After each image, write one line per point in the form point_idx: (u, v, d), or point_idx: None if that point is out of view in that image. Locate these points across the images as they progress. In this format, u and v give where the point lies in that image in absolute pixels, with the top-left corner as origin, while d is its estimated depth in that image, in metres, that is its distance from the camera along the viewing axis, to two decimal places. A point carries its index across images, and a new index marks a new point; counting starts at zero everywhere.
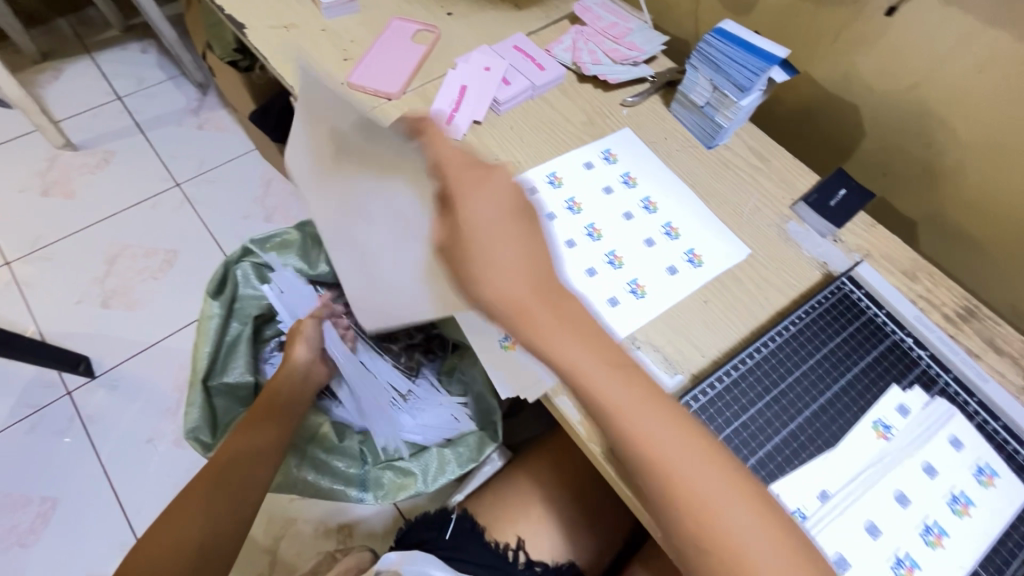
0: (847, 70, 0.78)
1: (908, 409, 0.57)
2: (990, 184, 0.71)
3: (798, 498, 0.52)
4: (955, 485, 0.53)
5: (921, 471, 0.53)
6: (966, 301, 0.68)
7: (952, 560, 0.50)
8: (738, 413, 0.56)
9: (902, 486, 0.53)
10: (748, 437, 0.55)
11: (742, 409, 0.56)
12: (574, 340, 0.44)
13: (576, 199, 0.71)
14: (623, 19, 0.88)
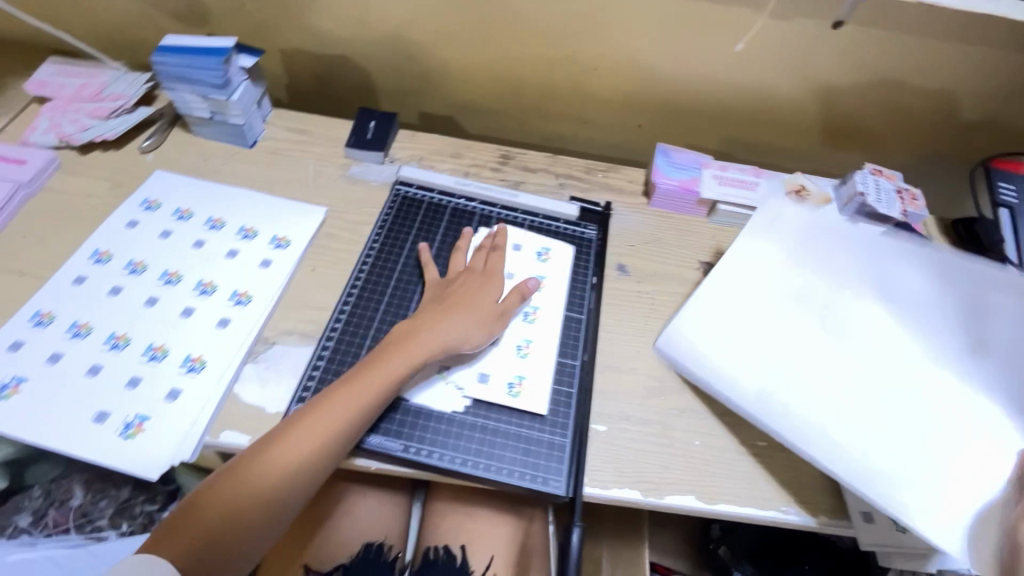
0: (316, 32, 0.88)
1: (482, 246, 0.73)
2: (461, 66, 0.90)
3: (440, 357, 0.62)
4: (534, 270, 0.71)
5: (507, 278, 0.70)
6: (498, 151, 0.87)
7: (553, 317, 0.67)
8: (367, 331, 0.64)
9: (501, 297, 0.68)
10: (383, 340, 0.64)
11: (368, 326, 0.65)
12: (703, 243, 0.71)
13: (135, 259, 0.67)
14: (94, 76, 0.83)
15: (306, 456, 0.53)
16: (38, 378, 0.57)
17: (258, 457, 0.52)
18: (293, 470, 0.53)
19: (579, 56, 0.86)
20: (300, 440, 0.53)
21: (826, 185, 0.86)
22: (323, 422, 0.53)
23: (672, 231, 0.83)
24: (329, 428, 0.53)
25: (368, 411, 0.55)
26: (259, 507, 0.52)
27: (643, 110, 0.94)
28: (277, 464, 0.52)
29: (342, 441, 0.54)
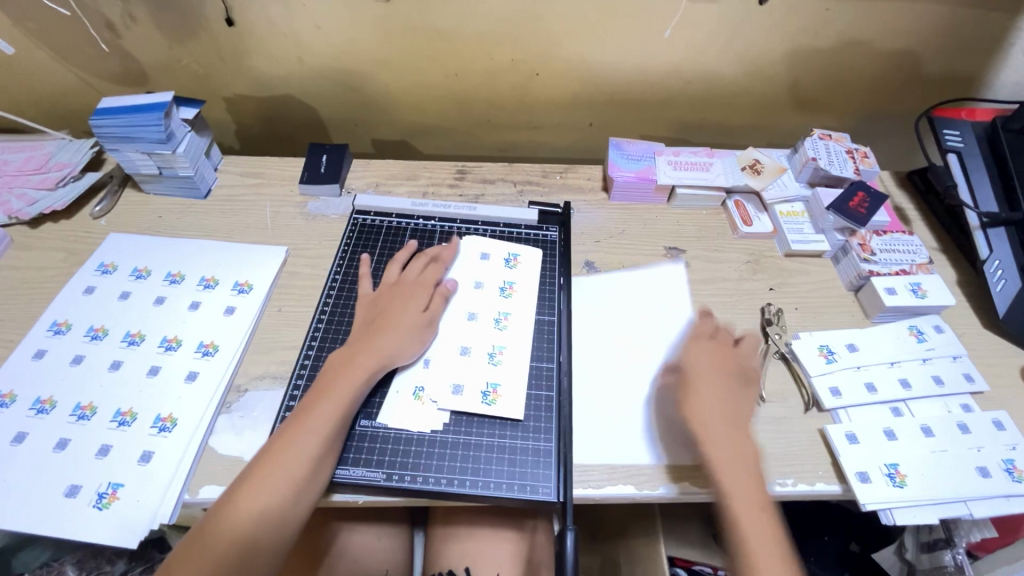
0: (256, 76, 0.88)
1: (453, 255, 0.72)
2: (405, 89, 0.91)
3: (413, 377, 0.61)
4: (500, 277, 0.71)
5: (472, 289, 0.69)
6: (453, 167, 0.88)
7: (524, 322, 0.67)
8: None
9: (469, 307, 0.67)
10: None
11: None
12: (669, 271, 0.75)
13: (95, 325, 0.66)
14: (38, 149, 0.83)
15: (277, 489, 0.50)
16: (4, 461, 0.56)
17: (228, 502, 0.50)
18: (267, 509, 0.50)
19: (519, 64, 0.87)
20: (267, 472, 0.51)
21: (779, 156, 0.87)
22: (288, 451, 0.52)
23: (636, 222, 0.83)
24: (295, 457, 0.52)
25: (331, 432, 0.54)
26: (236, 554, 0.49)
27: (591, 108, 0.95)
28: (247, 502, 0.50)
29: (309, 469, 0.52)
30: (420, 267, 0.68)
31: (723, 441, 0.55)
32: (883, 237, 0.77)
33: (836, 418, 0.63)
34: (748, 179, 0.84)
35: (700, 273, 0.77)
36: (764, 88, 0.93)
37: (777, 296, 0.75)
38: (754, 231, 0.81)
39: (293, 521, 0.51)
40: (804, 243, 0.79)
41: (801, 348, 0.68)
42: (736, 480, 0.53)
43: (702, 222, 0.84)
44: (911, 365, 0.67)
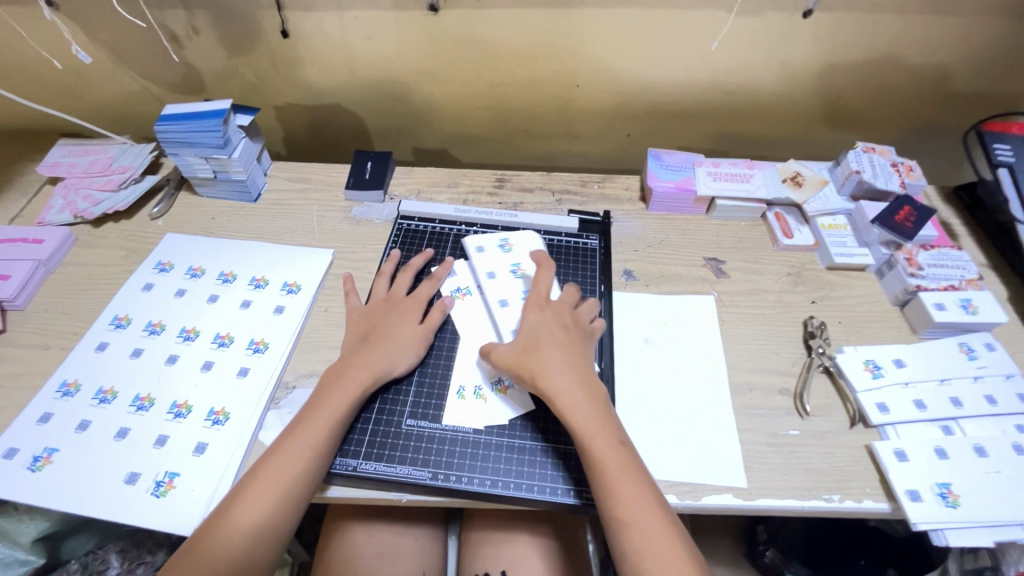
0: (306, 86, 0.92)
1: (481, 246, 0.74)
2: (447, 99, 0.94)
3: (462, 377, 0.63)
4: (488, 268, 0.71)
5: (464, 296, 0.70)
6: (493, 176, 0.89)
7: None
8: None
9: (498, 294, 0.68)
10: None
11: None
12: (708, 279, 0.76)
13: (153, 320, 0.69)
14: (102, 152, 0.87)
15: (275, 494, 0.51)
16: (69, 447, 0.58)
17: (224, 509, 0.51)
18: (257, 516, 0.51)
19: (559, 76, 0.89)
20: (265, 478, 0.52)
21: (821, 168, 0.87)
22: (286, 457, 0.53)
23: (674, 232, 0.83)
24: (290, 459, 0.53)
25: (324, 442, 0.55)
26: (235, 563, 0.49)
27: (630, 119, 0.96)
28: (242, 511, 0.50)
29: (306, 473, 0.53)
30: (409, 279, 0.70)
31: (603, 445, 0.53)
32: (930, 252, 0.75)
33: (883, 434, 0.62)
34: (790, 192, 0.83)
35: (740, 284, 0.77)
36: (805, 101, 0.93)
37: (820, 309, 0.74)
38: (796, 243, 0.80)
39: (283, 532, 0.51)
40: (847, 257, 0.78)
41: (846, 362, 0.67)
42: (623, 482, 0.51)
43: (742, 233, 0.84)
44: (964, 383, 0.65)
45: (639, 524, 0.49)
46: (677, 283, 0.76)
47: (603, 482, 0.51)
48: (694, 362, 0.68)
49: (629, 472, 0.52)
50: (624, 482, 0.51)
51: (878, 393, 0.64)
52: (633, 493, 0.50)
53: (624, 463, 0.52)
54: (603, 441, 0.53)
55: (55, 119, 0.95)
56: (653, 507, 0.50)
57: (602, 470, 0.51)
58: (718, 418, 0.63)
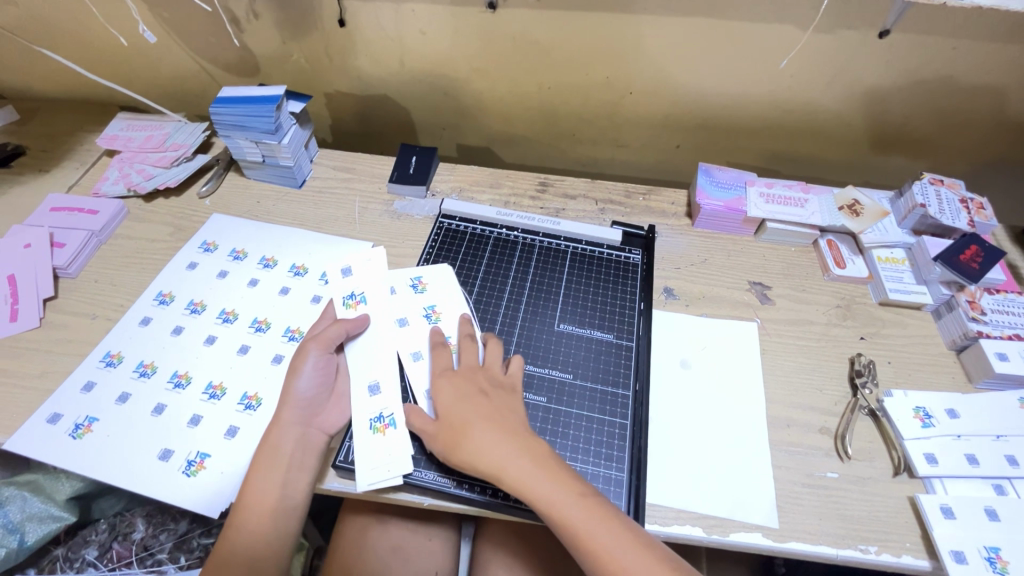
0: (359, 76, 0.92)
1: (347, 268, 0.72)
2: (497, 98, 0.92)
3: (366, 414, 0.59)
4: (378, 301, 0.68)
5: (357, 305, 0.68)
6: (536, 179, 0.88)
7: (596, 345, 0.67)
8: None
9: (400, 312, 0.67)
10: None
11: None
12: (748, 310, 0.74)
13: (195, 299, 0.70)
14: (157, 129, 0.89)
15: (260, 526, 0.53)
16: (108, 418, 0.60)
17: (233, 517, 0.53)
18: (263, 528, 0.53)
19: (614, 82, 0.86)
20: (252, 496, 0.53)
21: (881, 197, 0.82)
22: (267, 472, 0.54)
23: (719, 252, 0.80)
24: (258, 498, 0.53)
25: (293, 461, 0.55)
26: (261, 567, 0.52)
27: (680, 131, 0.93)
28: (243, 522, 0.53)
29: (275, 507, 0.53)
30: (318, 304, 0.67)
31: (569, 507, 0.51)
32: (995, 296, 0.70)
33: (928, 487, 0.59)
34: (845, 220, 0.79)
35: (785, 312, 0.74)
36: (870, 125, 0.88)
37: (868, 346, 0.71)
38: (847, 274, 0.77)
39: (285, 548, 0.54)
40: (902, 293, 0.74)
41: (894, 406, 0.64)
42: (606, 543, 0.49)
43: (791, 259, 0.80)
44: None
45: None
46: (719, 306, 0.74)
47: (586, 549, 0.49)
48: (731, 390, 0.65)
49: (609, 523, 0.50)
50: (608, 539, 0.49)
51: (929, 445, 0.61)
52: (621, 549, 0.49)
53: (599, 520, 0.50)
54: (570, 504, 0.51)
55: (115, 93, 0.98)
56: (646, 554, 0.49)
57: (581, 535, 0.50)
58: (752, 453, 0.61)
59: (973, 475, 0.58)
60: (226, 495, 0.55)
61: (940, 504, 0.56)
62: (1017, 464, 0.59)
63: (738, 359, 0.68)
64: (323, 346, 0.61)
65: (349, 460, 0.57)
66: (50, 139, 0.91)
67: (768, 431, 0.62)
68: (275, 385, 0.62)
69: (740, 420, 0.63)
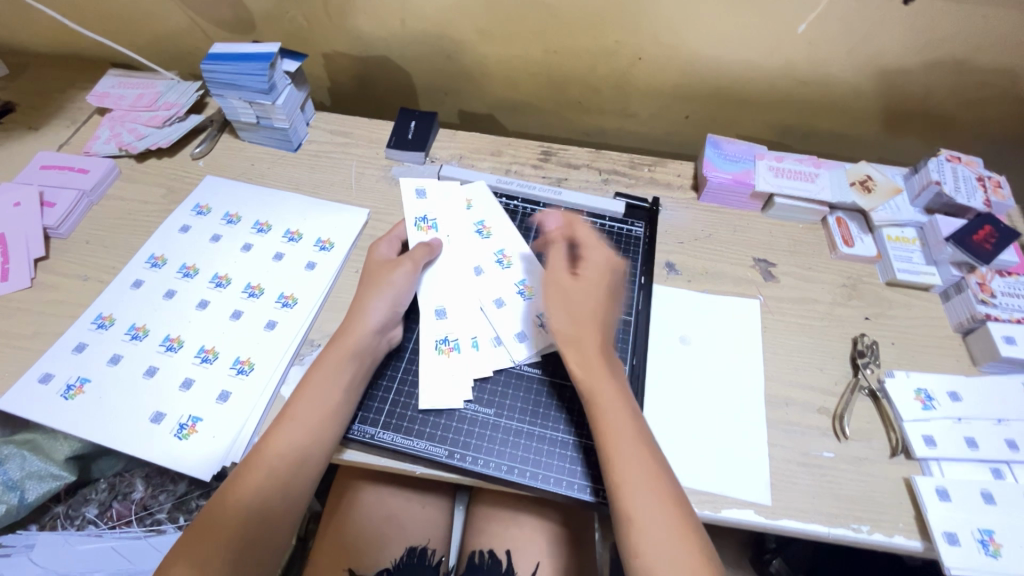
0: (357, 35, 0.88)
1: (422, 190, 0.73)
2: (500, 61, 0.89)
3: (432, 333, 0.62)
4: (448, 227, 0.70)
5: (427, 229, 0.69)
6: (539, 148, 0.85)
7: None
8: None
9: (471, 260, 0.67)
10: None
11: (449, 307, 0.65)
12: (750, 287, 0.72)
13: (187, 262, 0.69)
14: (149, 87, 0.87)
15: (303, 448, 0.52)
16: (99, 379, 0.60)
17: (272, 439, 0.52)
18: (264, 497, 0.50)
19: (623, 47, 0.83)
20: (265, 460, 0.52)
21: (895, 174, 0.79)
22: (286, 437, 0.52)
23: (725, 227, 0.78)
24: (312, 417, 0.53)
25: (317, 430, 0.53)
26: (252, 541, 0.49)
27: (690, 101, 0.90)
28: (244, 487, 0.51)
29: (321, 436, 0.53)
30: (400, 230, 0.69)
31: (613, 409, 0.52)
32: (1008, 279, 0.68)
33: (924, 468, 0.58)
34: (856, 197, 0.76)
35: (789, 290, 0.72)
36: (888, 98, 0.84)
37: (872, 327, 0.69)
38: (855, 253, 0.75)
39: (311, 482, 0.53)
40: (911, 273, 0.72)
41: (896, 388, 0.62)
42: (625, 451, 0.50)
43: (797, 235, 0.78)
44: None
45: (638, 493, 0.48)
46: (721, 282, 0.72)
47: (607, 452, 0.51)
48: (731, 367, 0.64)
49: (637, 441, 0.51)
50: (625, 442, 0.51)
51: (929, 427, 0.60)
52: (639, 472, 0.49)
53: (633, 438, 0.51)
54: (615, 407, 0.52)
55: (107, 48, 0.95)
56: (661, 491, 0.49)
57: (609, 434, 0.51)
58: (748, 431, 0.60)
59: (971, 459, 0.58)
60: (221, 457, 0.55)
61: (937, 488, 0.56)
62: (1017, 449, 0.57)
63: (737, 337, 0.67)
64: (415, 263, 0.63)
65: None
66: (40, 96, 0.89)
67: (764, 407, 0.62)
68: (271, 350, 0.62)
69: (736, 395, 0.62)
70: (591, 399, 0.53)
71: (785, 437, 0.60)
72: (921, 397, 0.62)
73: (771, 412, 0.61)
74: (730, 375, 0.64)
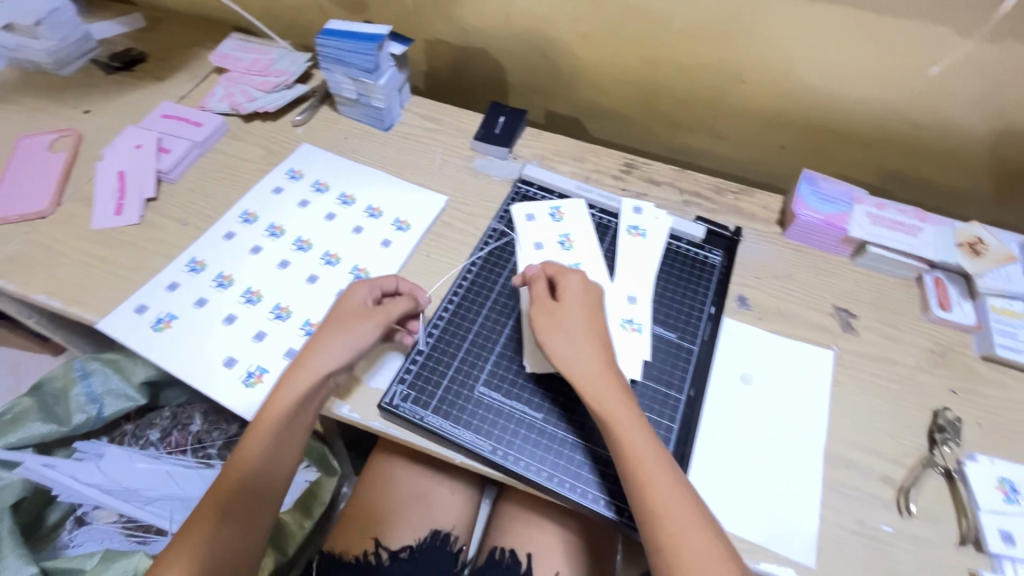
0: (462, 26, 0.90)
1: (530, 213, 0.72)
2: (597, 67, 0.88)
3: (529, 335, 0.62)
4: (537, 235, 0.70)
5: (523, 237, 0.70)
6: (623, 159, 0.84)
7: (658, 341, 0.63)
8: (514, 307, 0.65)
9: None
10: (496, 322, 0.64)
11: (516, 300, 0.65)
12: (825, 336, 0.68)
13: (275, 223, 0.73)
14: (264, 53, 0.92)
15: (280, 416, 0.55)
16: (185, 317, 0.65)
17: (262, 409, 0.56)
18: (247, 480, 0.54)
19: (726, 67, 0.80)
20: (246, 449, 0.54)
21: (1011, 240, 0.72)
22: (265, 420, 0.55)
23: (807, 268, 0.74)
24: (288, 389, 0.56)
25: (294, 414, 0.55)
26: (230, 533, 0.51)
27: (789, 131, 0.86)
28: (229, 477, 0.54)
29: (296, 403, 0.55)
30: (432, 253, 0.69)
31: (635, 439, 0.51)
32: None
33: (995, 566, 0.53)
34: (961, 258, 0.70)
35: (868, 346, 0.68)
36: (1015, 159, 0.77)
37: (958, 401, 0.64)
38: (950, 319, 0.69)
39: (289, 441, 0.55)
40: (1012, 352, 0.66)
41: (976, 473, 0.57)
42: (655, 481, 0.49)
43: (887, 289, 0.73)
44: None
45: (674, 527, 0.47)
46: (794, 325, 0.69)
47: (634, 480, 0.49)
48: (791, 416, 0.61)
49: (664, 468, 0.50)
50: (650, 467, 0.49)
51: (1008, 522, 0.54)
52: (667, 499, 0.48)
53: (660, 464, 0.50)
54: (638, 435, 0.51)
55: (232, 12, 1.02)
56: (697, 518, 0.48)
57: (636, 464, 0.49)
58: (801, 486, 0.57)
59: None
60: None
61: None
62: None
63: (804, 386, 0.64)
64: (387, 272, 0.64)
65: (393, 404, 0.58)
66: (169, 49, 0.96)
67: (821, 465, 0.58)
68: None
69: (792, 447, 0.59)
70: (611, 427, 0.51)
71: (839, 499, 0.56)
72: (1005, 489, 0.56)
73: (828, 472, 0.58)
74: (792, 425, 0.61)
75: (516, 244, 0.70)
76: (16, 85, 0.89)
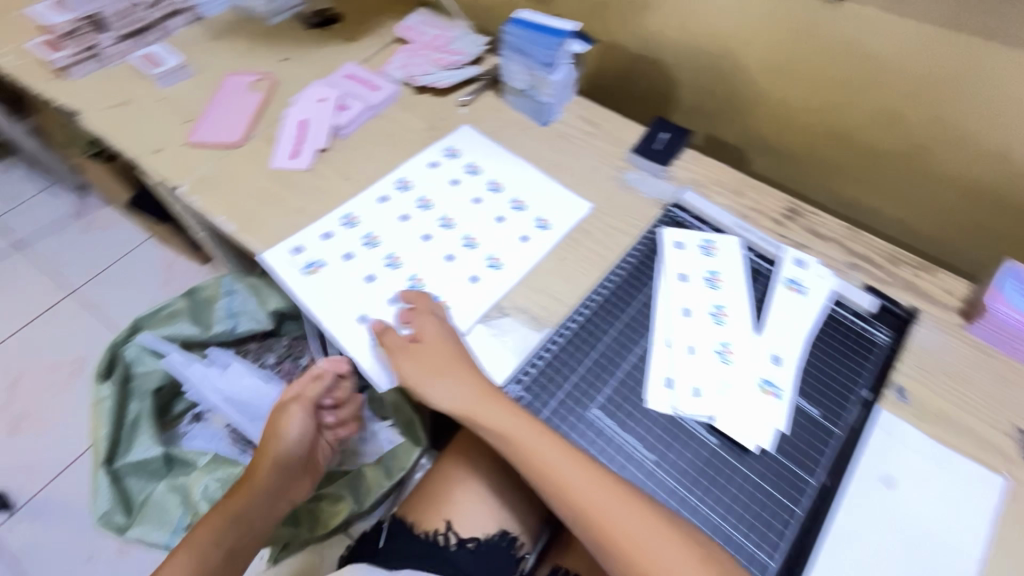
0: (645, 33, 0.87)
1: (680, 242, 0.69)
2: (780, 98, 0.81)
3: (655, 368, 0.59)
4: (684, 266, 0.66)
5: (667, 265, 0.67)
6: (787, 202, 0.77)
7: (796, 413, 0.58)
8: (644, 335, 0.62)
9: (684, 302, 0.63)
10: (622, 346, 0.61)
11: (648, 329, 0.63)
12: (999, 459, 0.57)
13: (426, 196, 0.76)
14: (446, 31, 0.96)
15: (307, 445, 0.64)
16: (333, 266, 0.69)
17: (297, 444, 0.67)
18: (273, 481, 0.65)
19: (939, 123, 0.70)
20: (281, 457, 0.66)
21: None
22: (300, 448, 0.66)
23: (992, 374, 0.63)
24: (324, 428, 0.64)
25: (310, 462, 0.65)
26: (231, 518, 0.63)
27: (998, 210, 0.73)
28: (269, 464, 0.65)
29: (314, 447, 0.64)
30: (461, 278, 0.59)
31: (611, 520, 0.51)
32: None
33: None
34: None
35: None
36: None
37: None
38: None
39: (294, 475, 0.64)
40: None
41: None
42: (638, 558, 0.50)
43: None
44: None
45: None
46: (958, 436, 0.59)
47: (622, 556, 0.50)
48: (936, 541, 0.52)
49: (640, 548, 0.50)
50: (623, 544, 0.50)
51: None
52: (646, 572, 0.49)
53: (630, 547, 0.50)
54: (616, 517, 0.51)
55: None
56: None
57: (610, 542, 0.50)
58: None
59: None
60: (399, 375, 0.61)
61: None
62: None
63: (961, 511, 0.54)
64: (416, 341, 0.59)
65: None
66: (363, 15, 1.03)
67: None
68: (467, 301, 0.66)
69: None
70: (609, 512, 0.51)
71: None
72: None
73: None
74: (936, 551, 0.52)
75: (659, 271, 0.67)
76: (234, 27, 1.00)
